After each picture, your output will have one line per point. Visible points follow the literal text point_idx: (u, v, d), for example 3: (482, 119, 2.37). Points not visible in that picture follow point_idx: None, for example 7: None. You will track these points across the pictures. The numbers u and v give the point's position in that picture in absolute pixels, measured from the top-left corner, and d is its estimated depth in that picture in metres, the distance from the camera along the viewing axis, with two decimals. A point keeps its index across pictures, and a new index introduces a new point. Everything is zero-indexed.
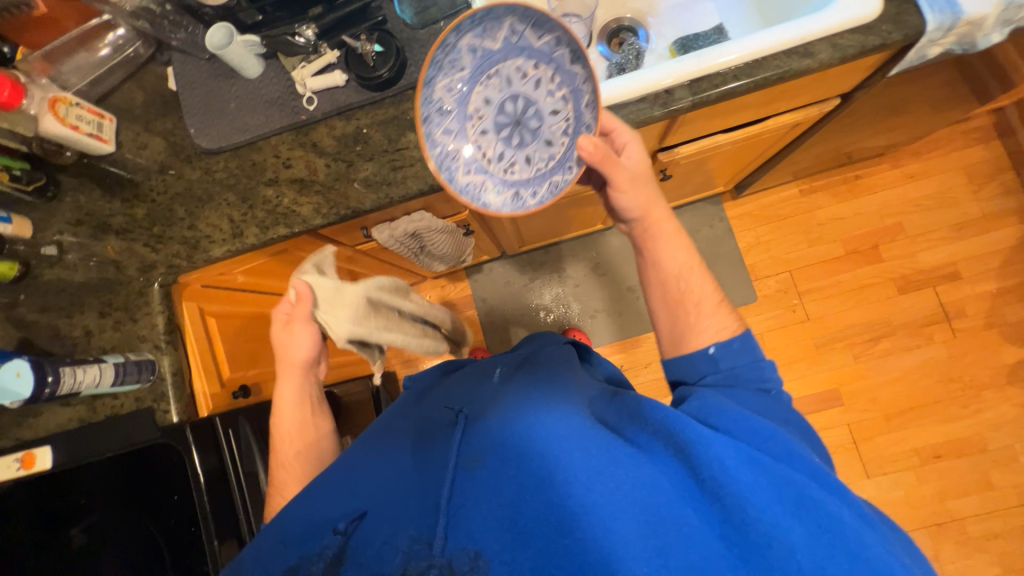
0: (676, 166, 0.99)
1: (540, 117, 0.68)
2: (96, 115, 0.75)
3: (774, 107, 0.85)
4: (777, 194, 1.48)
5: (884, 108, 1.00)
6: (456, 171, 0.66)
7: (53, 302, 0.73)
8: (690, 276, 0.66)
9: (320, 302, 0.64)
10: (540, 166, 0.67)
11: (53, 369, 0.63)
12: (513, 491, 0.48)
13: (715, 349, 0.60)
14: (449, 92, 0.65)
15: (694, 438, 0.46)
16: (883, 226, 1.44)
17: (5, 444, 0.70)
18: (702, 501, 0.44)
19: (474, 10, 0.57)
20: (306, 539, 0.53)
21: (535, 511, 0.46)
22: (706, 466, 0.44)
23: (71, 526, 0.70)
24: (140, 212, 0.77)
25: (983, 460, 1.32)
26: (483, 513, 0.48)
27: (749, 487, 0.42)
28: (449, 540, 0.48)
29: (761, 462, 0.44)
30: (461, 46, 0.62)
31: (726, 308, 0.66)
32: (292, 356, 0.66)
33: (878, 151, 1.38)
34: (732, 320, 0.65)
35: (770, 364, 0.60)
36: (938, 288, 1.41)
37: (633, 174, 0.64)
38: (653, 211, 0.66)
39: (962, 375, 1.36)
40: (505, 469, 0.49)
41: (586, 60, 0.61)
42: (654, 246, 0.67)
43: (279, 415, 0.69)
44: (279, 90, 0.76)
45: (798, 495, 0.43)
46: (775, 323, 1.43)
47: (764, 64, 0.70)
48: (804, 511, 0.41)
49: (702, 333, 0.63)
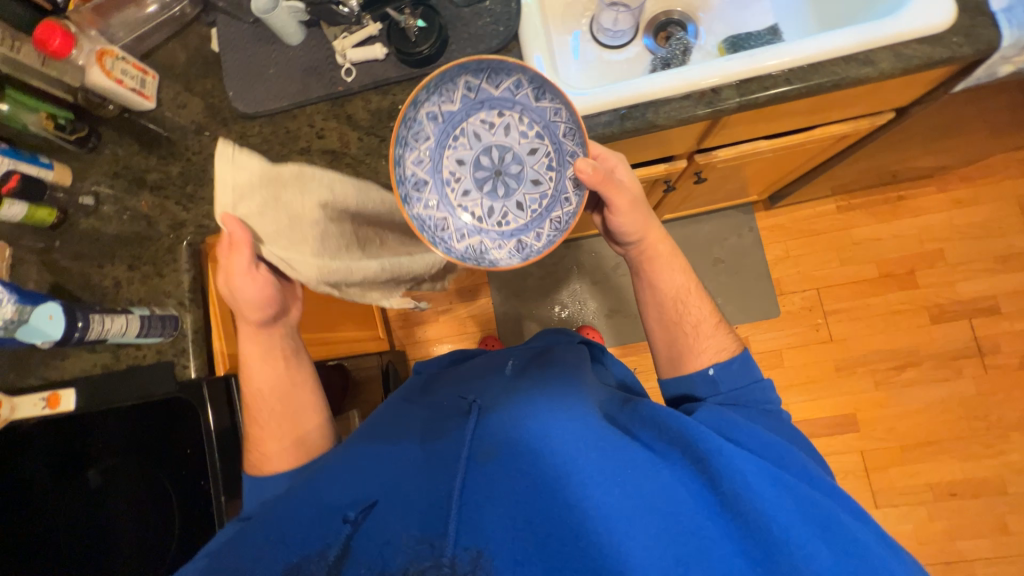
0: (711, 170, 0.96)
1: (519, 161, 0.71)
2: (139, 71, 0.76)
3: (823, 116, 0.81)
4: (812, 208, 1.43)
5: (941, 127, 0.94)
6: (452, 238, 0.69)
7: (86, 251, 0.76)
8: (688, 297, 0.69)
9: (258, 232, 0.58)
10: (535, 208, 0.71)
11: (83, 315, 0.64)
12: (530, 492, 0.47)
13: (715, 371, 0.64)
14: (421, 163, 0.67)
15: (714, 449, 0.47)
16: (921, 251, 1.38)
17: (31, 383, 0.72)
18: (722, 514, 0.44)
19: (427, 81, 0.59)
20: (309, 533, 0.48)
21: (550, 513, 0.45)
22: (728, 479, 0.45)
23: (87, 468, 0.75)
24: (174, 170, 0.78)
25: (1001, 503, 1.27)
26: (495, 508, 0.47)
27: (772, 504, 0.43)
28: (459, 538, 0.45)
29: (784, 482, 0.45)
30: (420, 117, 0.64)
31: (725, 329, 0.69)
32: (250, 314, 0.65)
33: (926, 172, 1.32)
34: (731, 340, 0.67)
35: (771, 386, 0.64)
36: (973, 320, 1.35)
37: (633, 195, 0.65)
38: (655, 236, 0.68)
39: (989, 414, 1.31)
40: (520, 465, 0.49)
41: (551, 95, 0.63)
42: (652, 267, 0.70)
43: (251, 373, 0.70)
44: (319, 59, 0.76)
45: (821, 518, 0.43)
46: (796, 341, 1.39)
47: (820, 68, 0.66)
48: (830, 532, 0.42)
49: (703, 353, 0.66)
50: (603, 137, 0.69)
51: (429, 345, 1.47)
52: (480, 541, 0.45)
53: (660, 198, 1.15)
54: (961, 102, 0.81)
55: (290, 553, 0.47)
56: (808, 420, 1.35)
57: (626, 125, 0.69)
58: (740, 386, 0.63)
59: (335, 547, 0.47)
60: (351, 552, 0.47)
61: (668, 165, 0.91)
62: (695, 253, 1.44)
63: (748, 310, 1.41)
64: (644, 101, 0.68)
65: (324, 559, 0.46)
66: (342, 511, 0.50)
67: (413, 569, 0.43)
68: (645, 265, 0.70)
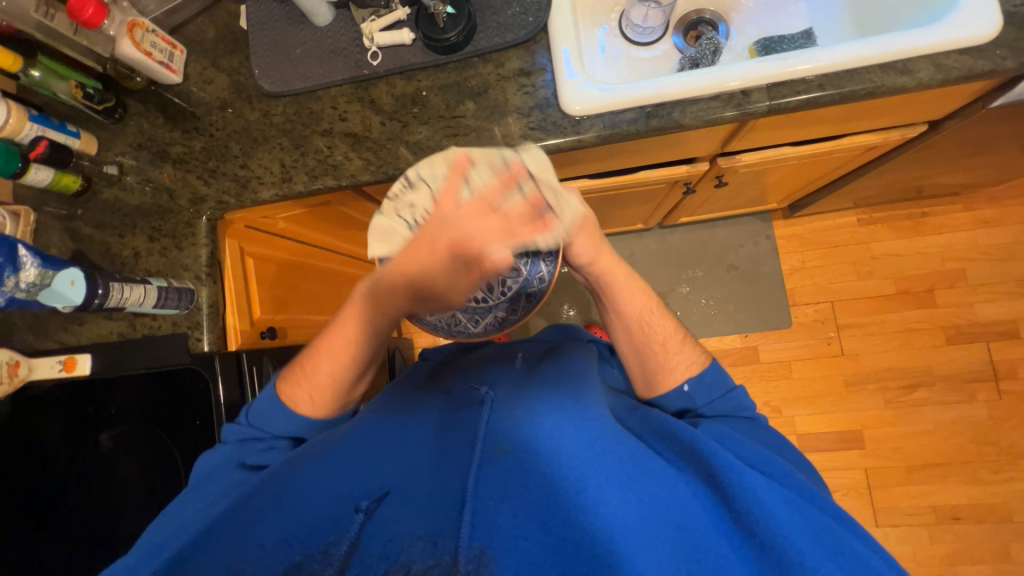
0: (733, 174, 0.94)
1: None
2: (168, 45, 0.76)
3: (852, 124, 0.80)
4: (832, 219, 1.40)
5: (973, 143, 0.92)
6: (466, 326, 0.66)
7: (107, 221, 0.77)
8: (651, 317, 0.67)
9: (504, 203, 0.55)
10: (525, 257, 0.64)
11: (104, 283, 0.66)
12: (544, 494, 0.46)
13: (689, 388, 0.63)
14: None
15: (728, 466, 0.47)
16: (942, 270, 1.35)
17: (50, 345, 0.74)
18: (734, 533, 0.45)
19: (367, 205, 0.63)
20: (320, 527, 0.49)
21: (564, 515, 0.45)
22: (741, 497, 0.45)
23: (100, 431, 0.75)
24: (197, 145, 0.79)
25: (1005, 530, 1.24)
26: (508, 511, 0.46)
27: (787, 525, 0.43)
28: (469, 536, 0.45)
29: (797, 504, 0.45)
30: None
31: (691, 342, 0.68)
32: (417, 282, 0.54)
33: (953, 189, 1.29)
34: (699, 352, 0.67)
35: (744, 393, 0.63)
36: (991, 344, 1.32)
37: (585, 221, 0.64)
38: (608, 262, 0.66)
39: (1000, 440, 1.28)
40: (534, 466, 0.48)
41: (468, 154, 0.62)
42: (612, 291, 0.67)
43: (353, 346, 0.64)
44: (346, 41, 0.76)
45: (839, 544, 0.42)
46: (806, 354, 1.37)
47: (854, 76, 0.65)
48: (846, 556, 0.41)
49: (675, 371, 0.65)
50: (626, 134, 0.69)
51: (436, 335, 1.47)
52: (486, 540, 0.45)
53: (679, 201, 1.14)
54: (998, 118, 0.79)
55: (293, 550, 0.47)
56: (813, 434, 1.33)
57: (651, 123, 0.68)
58: (714, 398, 0.63)
59: (344, 541, 0.47)
60: (359, 548, 0.47)
61: (690, 167, 0.90)
62: (709, 259, 1.43)
63: (759, 320, 1.39)
64: (671, 100, 0.67)
65: (327, 558, 0.46)
66: (355, 501, 0.50)
67: (416, 566, 0.44)
68: (609, 291, 0.67)
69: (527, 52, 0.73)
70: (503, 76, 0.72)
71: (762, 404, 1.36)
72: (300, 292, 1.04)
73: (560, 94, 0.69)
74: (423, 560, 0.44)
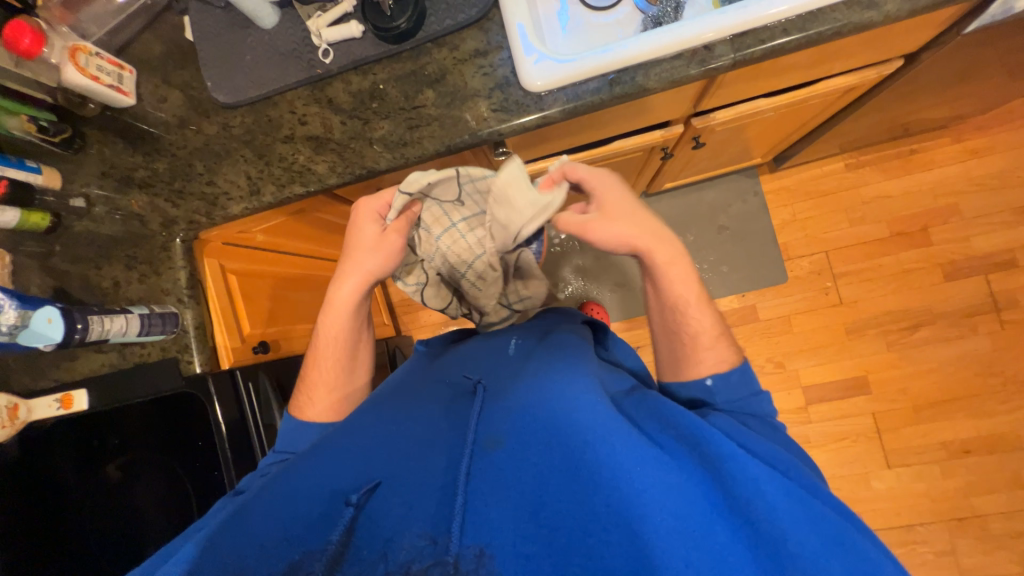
0: (709, 133, 0.92)
1: None
2: (116, 66, 0.74)
3: (824, 68, 0.77)
4: (821, 167, 1.38)
5: (955, 74, 0.89)
6: None
7: (83, 254, 0.76)
8: (688, 310, 0.64)
9: None
10: None
11: (83, 317, 0.65)
12: (536, 483, 0.46)
13: (713, 382, 0.61)
14: None
15: (728, 455, 0.46)
16: (935, 207, 1.33)
17: (45, 385, 0.74)
18: (729, 518, 0.43)
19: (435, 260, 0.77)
20: (314, 528, 0.47)
21: (558, 504, 0.45)
22: (740, 486, 0.44)
23: (107, 463, 0.76)
24: (162, 166, 0.77)
25: (1016, 458, 1.25)
26: (500, 502, 0.46)
27: (786, 516, 0.42)
28: (464, 535, 0.44)
29: (796, 493, 0.44)
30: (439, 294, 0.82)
31: (727, 338, 0.65)
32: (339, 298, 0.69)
33: (940, 121, 1.26)
34: (732, 350, 0.64)
35: (768, 398, 0.61)
36: (991, 275, 1.30)
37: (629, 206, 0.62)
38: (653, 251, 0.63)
39: (1005, 370, 1.28)
40: (528, 454, 0.48)
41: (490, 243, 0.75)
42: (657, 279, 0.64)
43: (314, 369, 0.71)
44: (295, 41, 0.73)
45: (840, 534, 0.42)
46: (803, 307, 1.36)
47: (819, 16, 0.63)
48: (843, 551, 0.41)
49: (700, 363, 0.63)
50: (592, 104, 0.67)
51: (434, 329, 1.47)
52: (485, 537, 0.43)
53: (659, 166, 1.12)
54: (976, 45, 0.76)
55: (293, 550, 0.46)
56: (818, 385, 1.33)
57: (615, 91, 0.66)
58: (739, 398, 0.60)
59: (335, 537, 0.45)
60: (352, 547, 0.45)
61: (665, 131, 0.88)
62: (699, 221, 1.41)
63: (754, 277, 1.38)
64: (634, 64, 0.65)
65: (324, 553, 0.44)
66: (346, 496, 0.49)
67: (415, 566, 0.42)
68: (652, 275, 0.65)
69: (480, 31, 0.71)
70: (459, 59, 0.70)
71: (766, 360, 1.36)
72: (289, 304, 1.05)
73: (519, 72, 0.67)
74: (423, 559, 0.42)
